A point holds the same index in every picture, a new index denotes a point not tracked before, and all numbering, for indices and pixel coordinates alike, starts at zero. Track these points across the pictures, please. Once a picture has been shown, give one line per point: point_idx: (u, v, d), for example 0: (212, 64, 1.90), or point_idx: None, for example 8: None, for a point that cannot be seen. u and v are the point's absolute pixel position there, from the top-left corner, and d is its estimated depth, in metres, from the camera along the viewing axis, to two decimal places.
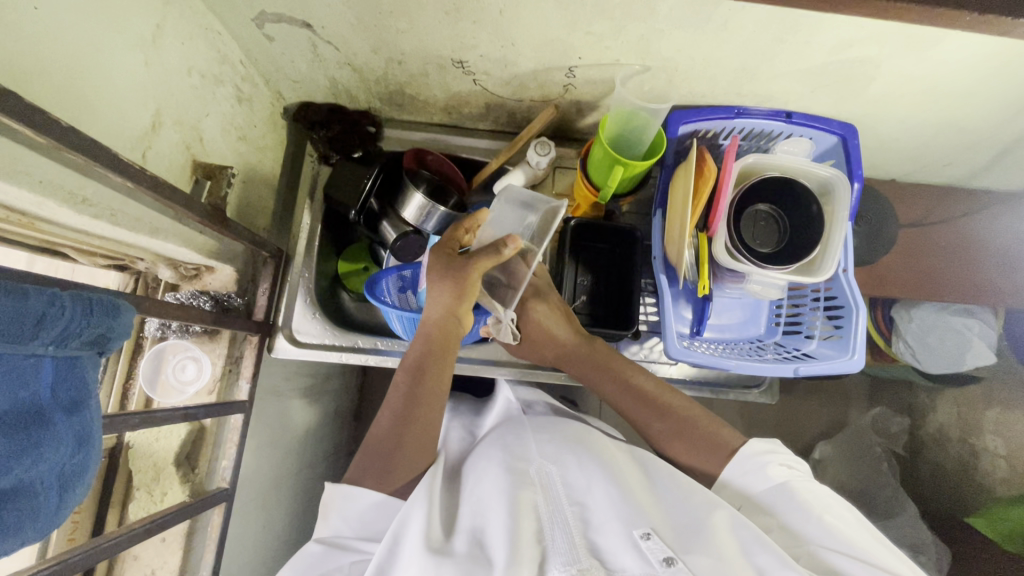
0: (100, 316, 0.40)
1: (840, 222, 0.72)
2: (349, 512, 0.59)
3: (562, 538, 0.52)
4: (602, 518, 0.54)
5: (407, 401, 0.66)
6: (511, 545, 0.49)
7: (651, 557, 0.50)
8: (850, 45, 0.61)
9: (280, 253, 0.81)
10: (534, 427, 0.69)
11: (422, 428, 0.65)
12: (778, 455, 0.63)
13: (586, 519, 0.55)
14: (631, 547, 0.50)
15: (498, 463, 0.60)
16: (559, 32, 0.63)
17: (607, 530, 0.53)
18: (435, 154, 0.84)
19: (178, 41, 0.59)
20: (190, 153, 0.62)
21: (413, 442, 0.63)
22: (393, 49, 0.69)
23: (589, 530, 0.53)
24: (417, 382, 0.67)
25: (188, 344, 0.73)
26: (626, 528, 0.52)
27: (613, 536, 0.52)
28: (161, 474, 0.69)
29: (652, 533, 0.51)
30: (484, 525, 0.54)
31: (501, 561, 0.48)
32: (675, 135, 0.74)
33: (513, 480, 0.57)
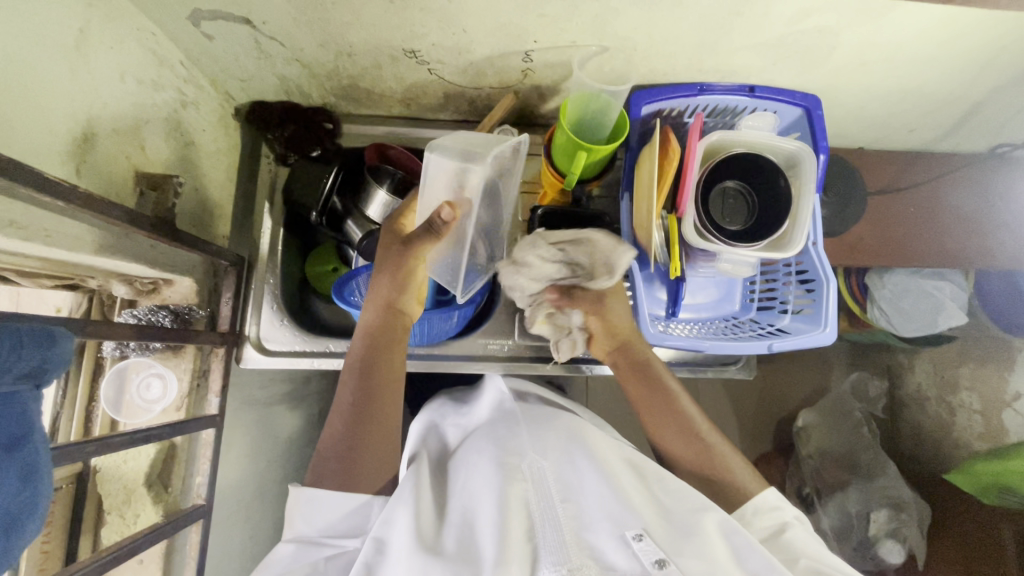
0: (30, 348, 0.38)
1: (808, 195, 0.71)
2: (314, 512, 0.59)
3: (552, 536, 0.51)
4: (593, 518, 0.53)
5: (359, 400, 0.65)
6: (500, 545, 0.49)
7: (644, 559, 0.48)
8: (808, 15, 0.59)
9: (240, 260, 0.78)
10: (529, 422, 0.66)
11: (374, 426, 0.64)
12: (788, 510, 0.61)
13: (578, 517, 0.53)
14: (621, 546, 0.50)
15: (488, 458, 0.58)
16: (511, 16, 0.61)
17: (598, 529, 0.52)
18: (397, 148, 0.82)
19: (107, 46, 0.55)
20: (131, 163, 0.59)
21: (364, 441, 0.63)
22: (341, 43, 0.66)
23: (581, 528, 0.52)
24: (368, 379, 0.66)
25: (150, 361, 0.71)
26: (617, 529, 0.51)
27: (604, 536, 0.51)
28: (132, 495, 0.67)
29: (644, 534, 0.50)
30: (473, 517, 0.54)
31: (490, 561, 0.48)
32: (637, 116, 0.73)
33: (501, 476, 0.56)
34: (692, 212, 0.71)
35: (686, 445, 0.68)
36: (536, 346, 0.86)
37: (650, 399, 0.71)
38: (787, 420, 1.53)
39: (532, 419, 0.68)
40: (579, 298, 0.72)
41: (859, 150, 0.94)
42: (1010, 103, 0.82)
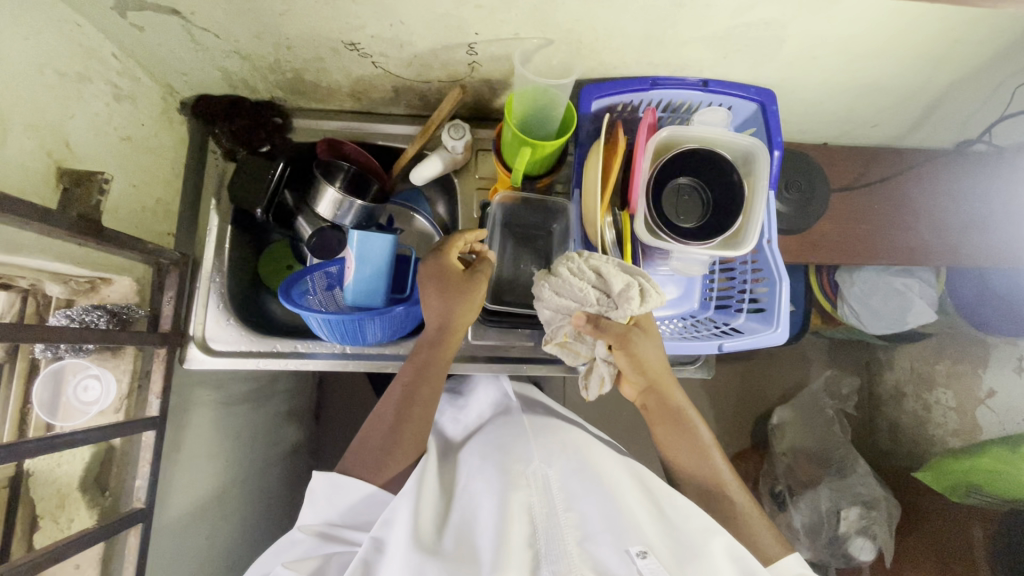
0: None
1: (761, 190, 0.70)
2: (337, 499, 0.63)
3: (554, 548, 0.52)
4: (595, 528, 0.53)
5: (402, 401, 0.68)
6: (500, 551, 0.50)
7: (648, 574, 0.48)
8: (751, 7, 0.58)
9: (185, 258, 0.77)
10: (533, 432, 0.69)
11: (417, 427, 0.67)
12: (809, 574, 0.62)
13: (582, 530, 0.53)
14: (624, 561, 0.49)
15: (495, 465, 0.61)
16: (447, 8, 0.59)
17: (600, 541, 0.52)
18: (351, 144, 0.81)
19: (21, 37, 0.53)
20: (53, 158, 0.57)
21: (405, 440, 0.66)
22: (277, 34, 0.64)
23: (582, 539, 0.52)
24: (416, 381, 0.69)
25: (87, 363, 0.69)
26: (621, 543, 0.51)
27: (607, 548, 0.51)
28: (66, 500, 0.65)
29: (647, 551, 0.50)
30: (472, 526, 0.56)
31: (489, 564, 0.49)
32: (587, 110, 0.71)
33: (505, 482, 0.58)
34: (642, 207, 0.69)
35: (707, 499, 0.68)
36: (491, 347, 0.82)
37: (678, 444, 0.70)
38: (763, 417, 1.52)
39: (537, 427, 0.71)
40: (605, 330, 0.64)
41: (823, 146, 0.92)
42: (972, 98, 0.80)
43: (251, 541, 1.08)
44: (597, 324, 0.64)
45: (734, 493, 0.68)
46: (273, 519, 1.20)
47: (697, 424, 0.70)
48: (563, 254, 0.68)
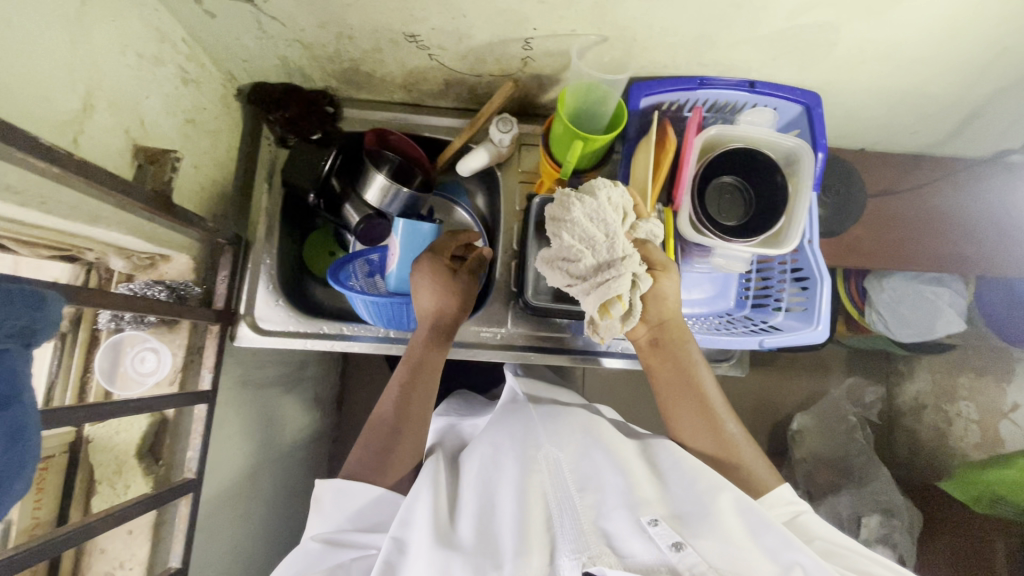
0: (21, 307, 0.40)
1: (804, 192, 0.72)
2: (346, 501, 0.63)
3: (570, 525, 0.52)
4: (610, 506, 0.53)
5: (401, 396, 0.70)
6: (520, 535, 0.50)
7: (661, 543, 0.48)
8: (808, 9, 0.59)
9: (238, 239, 0.80)
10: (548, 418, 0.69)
11: (417, 420, 0.70)
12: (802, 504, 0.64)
13: (597, 506, 0.54)
14: (638, 533, 0.49)
15: (511, 456, 0.62)
16: (510, 2, 0.61)
17: (615, 516, 0.52)
18: (397, 133, 0.83)
19: (109, 19, 0.55)
20: (131, 137, 0.60)
21: (407, 434, 0.68)
22: (342, 24, 0.67)
23: (598, 517, 0.53)
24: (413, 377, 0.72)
25: (146, 335, 0.72)
26: (633, 515, 0.51)
27: (620, 522, 0.51)
28: (124, 466, 0.68)
29: (660, 519, 0.50)
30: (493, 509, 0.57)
31: (511, 553, 0.49)
32: (637, 107, 0.73)
33: (520, 467, 0.59)
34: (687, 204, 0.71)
35: (702, 425, 0.69)
36: (529, 335, 0.85)
37: (678, 387, 0.71)
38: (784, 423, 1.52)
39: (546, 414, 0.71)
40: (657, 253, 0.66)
41: (859, 152, 0.93)
42: (1012, 108, 0.81)
43: (278, 521, 1.11)
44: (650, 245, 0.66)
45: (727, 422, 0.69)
46: (297, 503, 1.21)
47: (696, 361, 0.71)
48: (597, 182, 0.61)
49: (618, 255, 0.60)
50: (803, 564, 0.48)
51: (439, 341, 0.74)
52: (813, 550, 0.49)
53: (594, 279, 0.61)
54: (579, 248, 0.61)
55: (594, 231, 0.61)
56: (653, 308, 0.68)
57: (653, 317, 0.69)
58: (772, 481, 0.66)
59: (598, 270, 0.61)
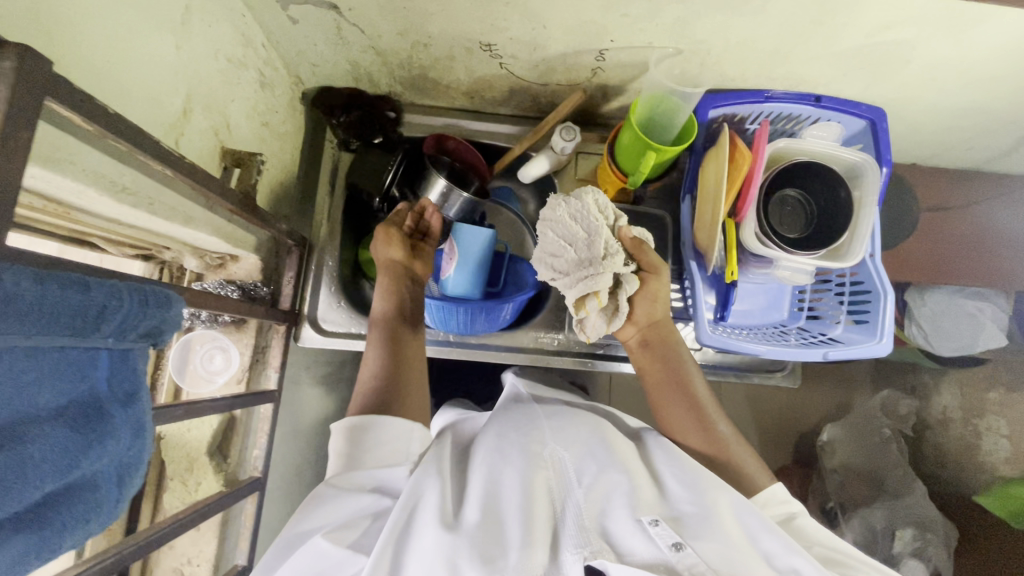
0: (154, 308, 0.39)
1: (869, 207, 0.72)
2: (376, 448, 0.57)
3: (572, 520, 0.49)
4: (612, 505, 0.51)
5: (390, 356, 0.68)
6: (524, 524, 0.47)
7: (661, 543, 0.47)
8: (889, 27, 0.60)
9: (304, 242, 0.80)
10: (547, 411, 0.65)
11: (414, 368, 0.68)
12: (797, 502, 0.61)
13: (599, 505, 0.51)
14: (639, 532, 0.48)
15: (509, 444, 0.57)
16: (593, 15, 0.61)
17: (616, 515, 0.49)
18: (456, 139, 0.83)
19: (205, 24, 0.56)
20: (219, 140, 0.61)
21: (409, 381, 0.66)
22: (420, 32, 0.67)
23: (601, 515, 0.50)
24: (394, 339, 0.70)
25: (216, 334, 0.73)
26: (632, 513, 0.49)
27: (621, 521, 0.49)
28: (194, 464, 0.69)
29: (660, 519, 0.49)
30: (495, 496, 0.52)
31: (514, 545, 0.46)
32: (704, 118, 0.73)
33: (523, 457, 0.55)
34: (752, 216, 0.71)
35: (690, 419, 0.67)
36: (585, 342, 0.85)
37: (666, 384, 0.70)
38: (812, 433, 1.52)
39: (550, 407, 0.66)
40: (644, 252, 0.70)
41: (912, 166, 0.93)
42: None
43: None
44: (639, 246, 0.70)
45: (716, 418, 0.67)
46: None
47: (685, 357, 0.72)
48: (586, 189, 0.67)
49: (598, 255, 0.65)
50: (800, 570, 0.48)
51: (405, 332, 0.72)
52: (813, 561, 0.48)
53: (576, 276, 0.66)
54: (563, 245, 0.67)
55: (577, 230, 0.66)
56: (640, 307, 0.72)
57: (642, 317, 0.73)
58: (767, 478, 0.63)
59: (579, 267, 0.66)
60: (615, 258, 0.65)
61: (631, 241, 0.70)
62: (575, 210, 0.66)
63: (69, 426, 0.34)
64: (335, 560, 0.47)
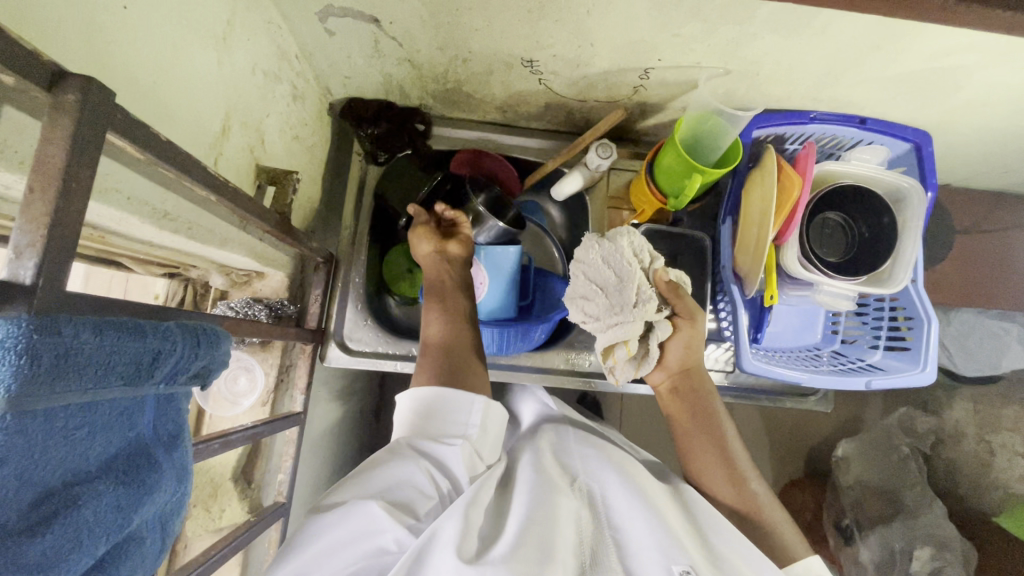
0: (206, 349, 0.36)
1: (915, 232, 0.70)
2: (431, 415, 0.58)
3: (604, 565, 0.48)
4: (638, 547, 0.50)
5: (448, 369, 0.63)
6: (547, 552, 0.46)
7: None
8: (949, 53, 0.58)
9: (331, 259, 0.77)
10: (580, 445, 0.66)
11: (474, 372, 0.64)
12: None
13: (622, 547, 0.51)
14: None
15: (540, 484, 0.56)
16: (644, 35, 0.59)
17: (645, 560, 0.48)
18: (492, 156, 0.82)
19: (244, 39, 0.54)
20: (254, 157, 0.58)
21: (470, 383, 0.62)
22: (460, 47, 0.65)
23: (623, 555, 0.50)
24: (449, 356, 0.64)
25: (242, 354, 0.71)
26: (664, 560, 0.48)
27: (651, 566, 0.47)
28: (219, 490, 0.66)
29: (691, 571, 0.47)
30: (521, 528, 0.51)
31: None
32: (749, 139, 0.71)
33: (556, 494, 0.54)
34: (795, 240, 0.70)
35: (721, 472, 0.64)
36: None
37: (697, 433, 0.67)
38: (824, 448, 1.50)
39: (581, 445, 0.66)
40: (679, 297, 0.69)
41: (945, 188, 0.92)
42: None
43: None
44: (675, 291, 0.69)
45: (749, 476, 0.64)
46: None
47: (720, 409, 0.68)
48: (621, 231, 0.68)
49: (629, 301, 0.65)
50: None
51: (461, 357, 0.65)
52: None
53: (607, 321, 0.67)
54: (595, 289, 0.68)
55: (611, 276, 0.67)
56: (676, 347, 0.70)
57: (675, 362, 0.70)
58: (796, 550, 0.60)
59: (610, 312, 0.67)
60: (648, 305, 0.65)
61: (666, 285, 0.69)
62: (607, 255, 0.67)
63: (120, 480, 0.32)
64: (384, 528, 0.48)
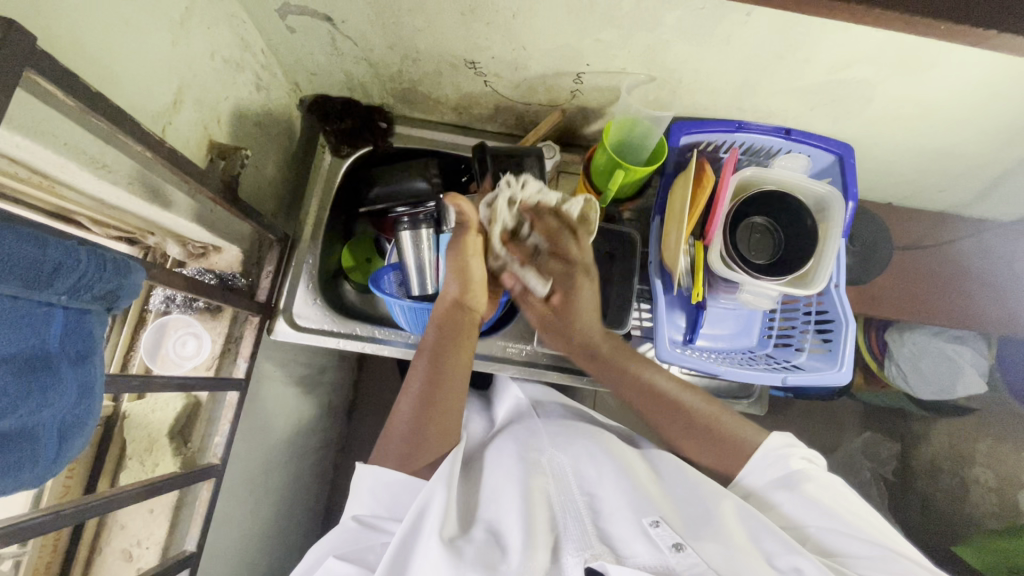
0: (113, 273, 0.41)
1: (834, 238, 0.73)
2: (382, 492, 0.60)
3: (574, 527, 0.52)
4: (611, 508, 0.54)
5: (427, 382, 0.65)
6: (527, 531, 0.50)
7: (661, 543, 0.49)
8: (847, 65, 0.63)
9: (286, 238, 0.83)
10: (545, 420, 0.68)
11: (443, 409, 0.64)
12: (795, 453, 0.64)
13: (597, 510, 0.55)
14: (641, 535, 0.50)
15: (512, 455, 0.61)
16: (568, 39, 0.65)
17: (618, 518, 0.52)
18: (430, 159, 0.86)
19: (204, 27, 0.61)
20: (207, 132, 0.65)
21: (439, 410, 0.64)
22: (409, 47, 0.71)
23: (599, 519, 0.54)
24: (435, 363, 0.66)
25: (191, 319, 0.75)
26: (636, 516, 0.51)
27: (624, 525, 0.51)
28: (155, 444, 0.70)
29: (660, 520, 0.51)
30: (498, 510, 0.55)
31: (517, 547, 0.49)
32: (676, 144, 0.76)
33: (525, 468, 0.58)
34: (718, 239, 0.73)
35: (655, 407, 0.70)
36: (552, 355, 0.87)
37: (621, 375, 0.72)
38: None
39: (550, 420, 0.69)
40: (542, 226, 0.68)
41: (888, 205, 0.95)
42: None
43: (282, 526, 1.09)
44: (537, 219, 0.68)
45: (681, 400, 0.69)
46: (302, 511, 1.19)
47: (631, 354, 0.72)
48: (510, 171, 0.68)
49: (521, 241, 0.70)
50: (801, 568, 0.49)
51: (447, 360, 0.67)
52: (809, 552, 0.49)
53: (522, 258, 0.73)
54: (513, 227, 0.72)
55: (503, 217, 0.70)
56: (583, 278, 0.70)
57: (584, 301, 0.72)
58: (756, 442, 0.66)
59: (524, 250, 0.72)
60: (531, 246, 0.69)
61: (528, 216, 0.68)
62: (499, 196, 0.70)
63: (12, 373, 0.36)
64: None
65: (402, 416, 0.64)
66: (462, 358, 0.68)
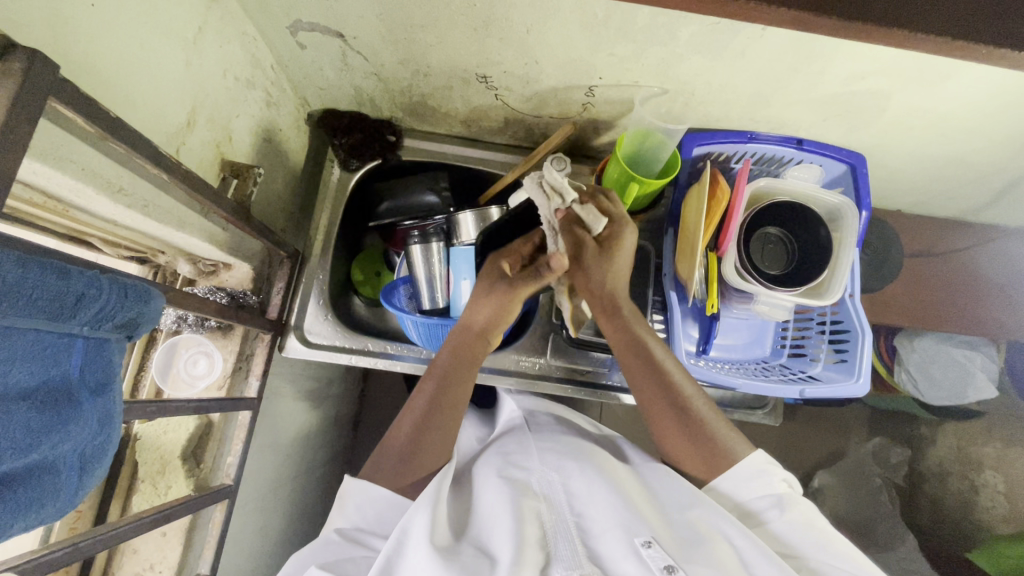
0: (133, 301, 0.41)
1: (848, 248, 0.72)
2: (369, 508, 0.58)
3: (564, 546, 0.51)
4: (601, 528, 0.52)
5: (432, 400, 0.67)
6: (516, 546, 0.48)
7: (652, 565, 0.47)
8: (864, 77, 0.63)
9: (296, 255, 0.82)
10: (538, 436, 0.67)
11: (442, 432, 0.65)
12: (772, 471, 0.61)
13: (586, 529, 0.53)
14: (632, 555, 0.48)
15: (501, 471, 0.59)
16: (582, 53, 0.65)
17: (608, 538, 0.51)
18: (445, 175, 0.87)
19: (216, 45, 0.60)
20: (218, 151, 0.64)
21: (441, 431, 0.65)
22: (420, 62, 0.71)
23: (589, 540, 0.52)
24: (443, 386, 0.68)
25: (201, 339, 0.74)
26: (626, 536, 0.50)
27: (615, 544, 0.50)
28: (167, 466, 0.70)
29: (653, 542, 0.49)
30: (487, 530, 0.53)
31: (506, 563, 0.46)
32: (688, 155, 0.76)
33: (515, 485, 0.56)
34: (734, 251, 0.72)
35: (659, 390, 0.67)
36: (564, 368, 0.86)
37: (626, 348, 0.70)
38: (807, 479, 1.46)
39: (543, 437, 0.68)
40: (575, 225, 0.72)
41: (898, 212, 0.95)
42: None
43: (290, 542, 1.08)
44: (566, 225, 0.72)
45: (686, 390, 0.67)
46: (310, 526, 1.17)
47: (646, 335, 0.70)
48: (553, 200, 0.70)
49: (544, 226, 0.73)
50: None
51: (453, 381, 0.69)
52: None
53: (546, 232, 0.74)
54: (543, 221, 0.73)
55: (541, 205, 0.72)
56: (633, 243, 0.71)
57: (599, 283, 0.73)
58: (739, 451, 0.63)
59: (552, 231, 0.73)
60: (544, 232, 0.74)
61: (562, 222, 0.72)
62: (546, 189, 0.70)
63: (33, 407, 0.35)
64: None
65: (403, 429, 0.65)
66: (466, 386, 0.70)
